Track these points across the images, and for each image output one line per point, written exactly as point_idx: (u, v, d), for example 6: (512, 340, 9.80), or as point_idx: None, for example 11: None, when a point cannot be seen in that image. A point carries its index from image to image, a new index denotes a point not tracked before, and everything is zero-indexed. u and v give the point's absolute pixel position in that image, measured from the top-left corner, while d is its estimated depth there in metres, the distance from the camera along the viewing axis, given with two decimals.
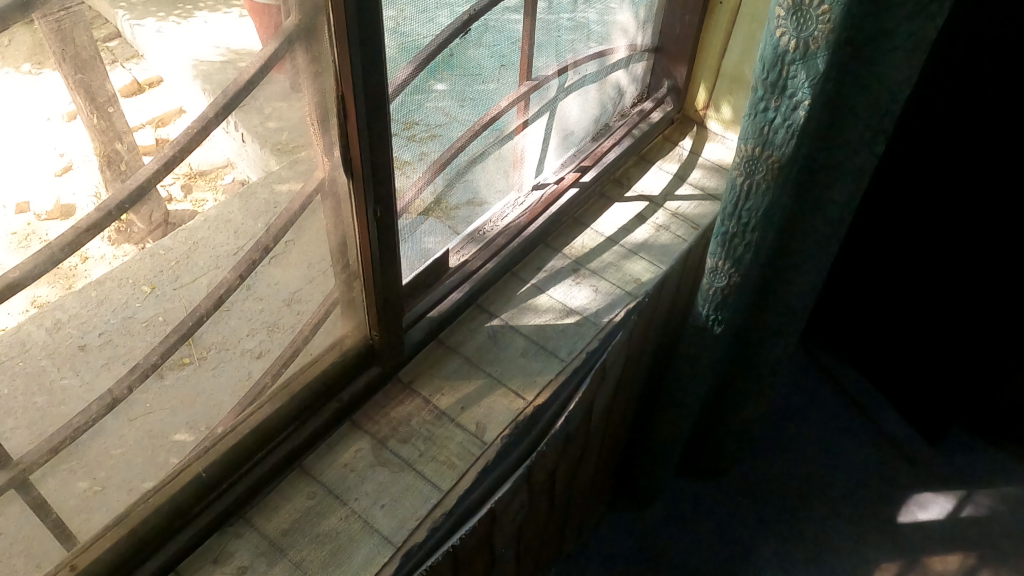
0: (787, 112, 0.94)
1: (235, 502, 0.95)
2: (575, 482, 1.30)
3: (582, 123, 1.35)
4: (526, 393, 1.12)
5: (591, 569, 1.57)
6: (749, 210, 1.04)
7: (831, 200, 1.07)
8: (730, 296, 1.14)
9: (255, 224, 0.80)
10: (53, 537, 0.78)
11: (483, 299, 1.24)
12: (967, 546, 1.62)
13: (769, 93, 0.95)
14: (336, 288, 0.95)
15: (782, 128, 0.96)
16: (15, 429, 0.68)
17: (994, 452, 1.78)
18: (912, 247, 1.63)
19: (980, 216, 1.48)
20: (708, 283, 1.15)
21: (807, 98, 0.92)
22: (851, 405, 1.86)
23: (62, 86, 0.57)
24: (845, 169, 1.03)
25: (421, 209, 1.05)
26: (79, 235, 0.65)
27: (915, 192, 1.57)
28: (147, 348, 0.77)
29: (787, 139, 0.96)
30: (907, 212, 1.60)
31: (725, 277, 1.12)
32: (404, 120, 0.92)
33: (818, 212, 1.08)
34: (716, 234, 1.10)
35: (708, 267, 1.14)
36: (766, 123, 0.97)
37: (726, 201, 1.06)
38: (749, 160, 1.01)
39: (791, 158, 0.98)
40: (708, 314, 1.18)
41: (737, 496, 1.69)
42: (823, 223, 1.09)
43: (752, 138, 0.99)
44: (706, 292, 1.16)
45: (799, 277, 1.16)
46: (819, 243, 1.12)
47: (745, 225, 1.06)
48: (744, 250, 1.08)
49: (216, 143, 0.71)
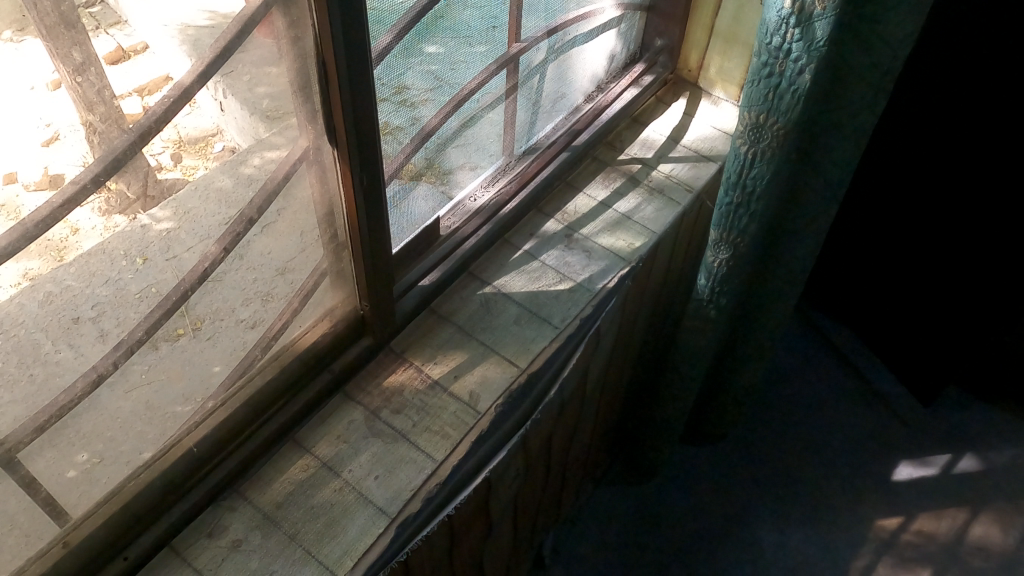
0: (792, 77, 0.92)
1: (229, 475, 0.95)
2: (571, 449, 1.31)
3: (574, 85, 1.33)
4: (519, 360, 1.12)
5: (589, 532, 1.58)
6: (754, 179, 1.02)
7: (832, 165, 1.05)
8: (734, 266, 1.13)
9: (246, 192, 0.79)
10: (46, 514, 0.78)
11: (475, 266, 1.23)
12: (961, 501, 1.63)
13: (774, 58, 0.93)
14: (325, 259, 0.94)
15: (788, 93, 0.94)
16: (10, 403, 0.68)
17: (988, 409, 1.78)
18: (910, 210, 1.62)
19: (978, 177, 1.47)
20: (712, 256, 1.14)
21: (813, 62, 0.90)
22: (847, 366, 1.86)
23: (45, 55, 0.56)
24: (844, 132, 1.01)
25: (411, 176, 1.03)
26: (54, 211, 0.63)
27: (913, 153, 1.55)
28: (138, 320, 0.76)
29: (792, 104, 0.94)
30: (905, 173, 1.59)
31: (730, 248, 1.11)
32: (394, 85, 0.89)
33: (819, 176, 1.07)
34: (719, 205, 1.08)
35: (712, 240, 1.13)
36: (770, 89, 0.94)
37: (729, 170, 1.05)
38: (754, 128, 0.99)
39: (796, 124, 0.96)
40: (712, 288, 1.17)
41: (733, 458, 1.70)
42: (825, 187, 1.08)
43: (756, 106, 0.97)
44: (711, 266, 1.15)
45: (798, 244, 1.15)
46: (820, 207, 1.10)
47: (750, 195, 1.04)
48: (748, 220, 1.07)
49: (202, 108, 0.70)
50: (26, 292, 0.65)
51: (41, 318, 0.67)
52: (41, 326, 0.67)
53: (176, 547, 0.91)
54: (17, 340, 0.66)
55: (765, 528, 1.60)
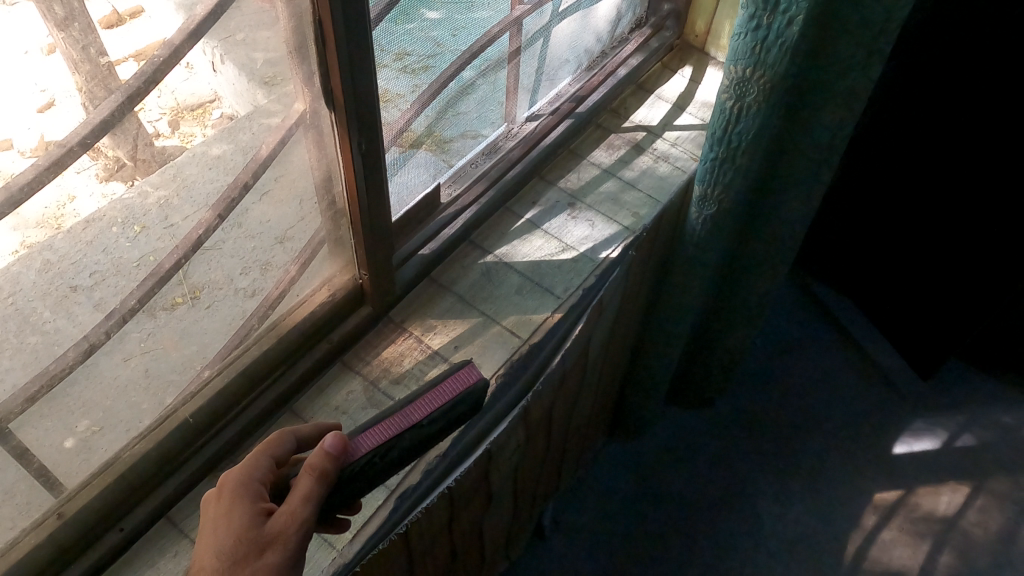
0: (780, 29, 0.88)
1: (226, 446, 0.94)
2: (572, 420, 1.30)
3: (579, 51, 1.30)
4: (520, 331, 1.10)
5: (588, 501, 1.58)
6: (739, 133, 0.98)
7: (821, 126, 1.00)
8: (720, 222, 1.10)
9: (243, 159, 0.78)
10: (40, 485, 0.77)
11: (476, 235, 1.22)
12: (961, 476, 1.63)
13: (761, 10, 0.88)
14: (323, 226, 0.92)
15: (775, 46, 0.89)
16: (10, 369, 0.67)
17: (989, 382, 1.77)
18: (910, 176, 1.58)
19: (988, 148, 1.42)
20: (696, 211, 1.11)
21: (801, 12, 0.85)
22: (850, 337, 1.85)
23: (37, 18, 0.56)
24: (833, 92, 0.96)
25: (411, 141, 1.00)
26: (41, 174, 0.61)
27: (911, 120, 1.51)
28: (130, 289, 0.74)
29: (780, 57, 0.90)
30: (903, 139, 1.55)
31: (714, 206, 1.07)
32: (394, 50, 0.87)
33: (807, 135, 1.02)
34: (703, 160, 1.04)
35: (696, 195, 1.09)
36: (757, 43, 0.90)
37: (714, 125, 1.00)
38: (739, 82, 0.94)
39: (783, 78, 0.92)
40: (697, 245, 1.14)
41: (734, 429, 1.69)
42: (812, 150, 1.03)
43: (743, 59, 0.92)
44: (695, 222, 1.12)
45: (787, 207, 1.12)
46: (809, 169, 1.06)
47: (734, 150, 1.00)
48: (733, 174, 1.03)
49: (199, 74, 0.69)
50: (25, 259, 0.63)
51: (38, 286, 0.66)
52: (41, 294, 0.66)
53: (173, 518, 0.91)
54: (16, 307, 0.65)
55: (765, 500, 1.59)
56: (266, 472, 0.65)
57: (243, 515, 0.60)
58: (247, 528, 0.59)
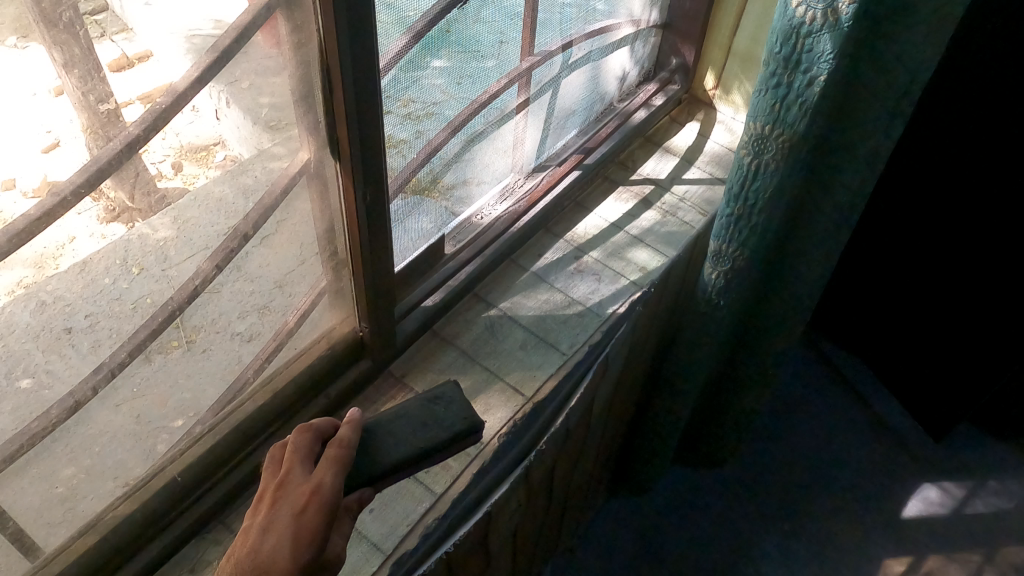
0: (801, 88, 0.86)
1: (214, 506, 0.91)
2: (573, 479, 1.26)
3: (587, 103, 1.28)
4: (524, 388, 1.08)
5: (588, 563, 1.53)
6: (757, 191, 0.96)
7: (844, 187, 0.98)
8: (733, 280, 1.07)
9: (246, 203, 0.75)
10: (16, 547, 0.73)
11: (480, 287, 1.20)
12: (972, 542, 1.58)
13: (782, 67, 0.87)
14: (324, 276, 0.89)
15: (796, 105, 0.88)
16: None
17: (999, 445, 1.74)
18: (935, 248, 1.55)
19: (1005, 217, 1.40)
20: (710, 267, 1.08)
21: (823, 72, 0.84)
22: (856, 397, 1.81)
23: (47, 61, 0.54)
24: (853, 153, 0.95)
25: (416, 189, 0.98)
26: (31, 223, 0.59)
27: (930, 190, 1.48)
28: (123, 337, 0.71)
29: (800, 117, 0.88)
30: (928, 211, 1.51)
31: (730, 261, 1.05)
32: (400, 97, 0.85)
33: (827, 197, 1.00)
34: (719, 215, 1.03)
35: (711, 250, 1.07)
36: (777, 100, 0.89)
37: (731, 181, 0.99)
38: (758, 139, 0.93)
39: (803, 137, 0.90)
40: (709, 298, 1.11)
41: (737, 489, 1.65)
42: (834, 210, 1.01)
43: (762, 116, 0.91)
44: (709, 276, 1.09)
45: (806, 269, 1.09)
46: (830, 230, 1.04)
47: (752, 207, 0.98)
48: (750, 234, 1.01)
49: (204, 116, 0.66)
50: (20, 301, 0.61)
51: (33, 326, 0.63)
52: (33, 336, 0.64)
53: None
54: (8, 349, 0.62)
55: (770, 563, 1.55)
56: (336, 469, 0.64)
57: (317, 519, 0.59)
58: (310, 530, 0.59)
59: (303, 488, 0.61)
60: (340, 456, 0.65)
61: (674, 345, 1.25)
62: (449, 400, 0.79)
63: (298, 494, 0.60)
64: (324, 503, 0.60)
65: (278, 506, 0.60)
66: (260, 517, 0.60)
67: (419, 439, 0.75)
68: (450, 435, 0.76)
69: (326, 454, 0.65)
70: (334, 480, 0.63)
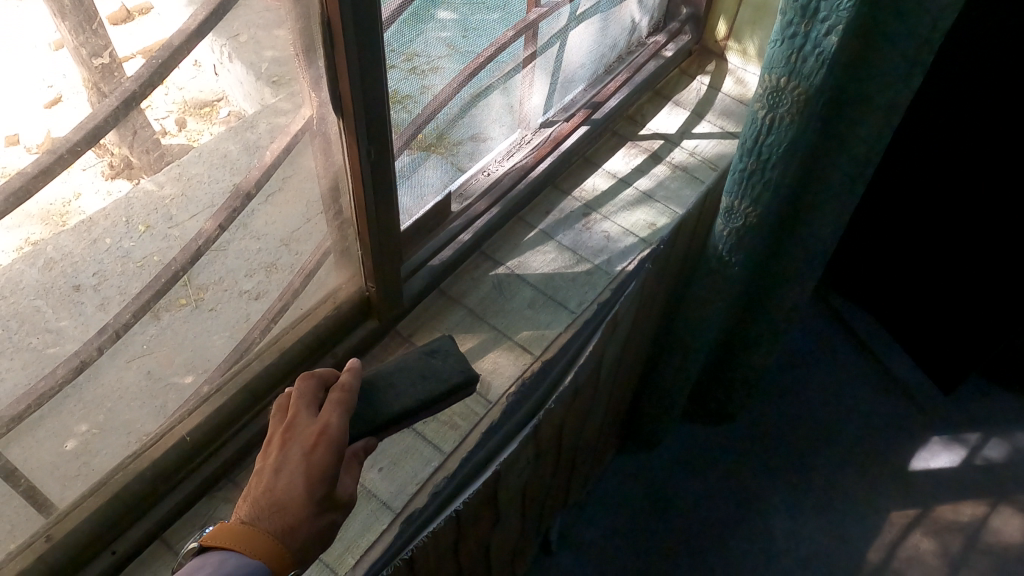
0: (817, 38, 0.84)
1: (223, 465, 0.92)
2: (582, 436, 1.26)
3: (596, 56, 1.26)
4: (532, 347, 1.08)
5: (596, 518, 1.54)
6: (771, 145, 0.95)
7: (860, 140, 0.96)
8: (745, 237, 1.06)
9: (250, 161, 0.74)
10: (28, 505, 0.74)
11: (488, 245, 1.19)
12: (980, 494, 1.59)
13: (799, 17, 0.85)
14: (329, 235, 0.88)
15: (812, 55, 0.85)
16: (9, 369, 0.64)
17: (1010, 398, 1.73)
18: (951, 202, 1.52)
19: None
20: (722, 224, 1.07)
21: (841, 22, 0.81)
22: (866, 352, 1.80)
23: (46, 14, 0.52)
24: (870, 105, 0.92)
25: (422, 145, 0.96)
26: (28, 181, 0.57)
27: (948, 143, 1.45)
28: (129, 296, 0.71)
29: (816, 68, 0.86)
30: (945, 165, 1.48)
31: (742, 219, 1.04)
32: (404, 51, 0.83)
33: (843, 151, 0.98)
34: (733, 171, 1.01)
35: (723, 207, 1.06)
36: (793, 51, 0.87)
37: (745, 135, 0.97)
38: (774, 92, 0.91)
39: (819, 90, 0.88)
40: (721, 255, 1.10)
41: (746, 444, 1.65)
42: (849, 164, 0.99)
43: (778, 67, 0.89)
44: (721, 234, 1.08)
45: (819, 226, 1.07)
46: (845, 185, 1.02)
47: (766, 162, 0.96)
48: (763, 190, 0.99)
49: (206, 71, 0.66)
50: (27, 258, 0.60)
51: (42, 283, 0.63)
52: (43, 292, 0.63)
53: (167, 540, 0.89)
54: (15, 306, 0.62)
55: (778, 516, 1.56)
56: (343, 410, 0.65)
57: (326, 458, 0.61)
58: (320, 469, 0.60)
59: (310, 429, 0.63)
60: (345, 399, 0.66)
61: (684, 302, 1.24)
62: (446, 353, 0.80)
63: (307, 436, 0.62)
64: (333, 443, 0.62)
65: (288, 447, 0.62)
66: (271, 459, 0.62)
67: (420, 391, 0.75)
68: (449, 383, 0.76)
69: (330, 397, 0.66)
70: (341, 420, 0.64)
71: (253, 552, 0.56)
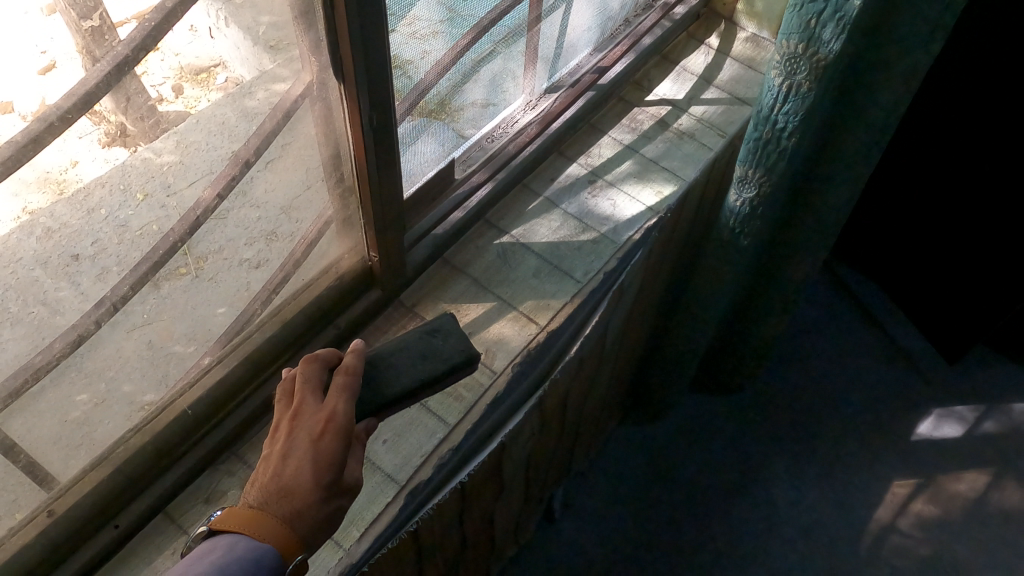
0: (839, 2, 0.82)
1: (225, 438, 0.91)
2: (586, 407, 1.25)
3: (602, 19, 1.22)
4: (537, 317, 1.07)
5: (598, 487, 1.54)
6: (788, 114, 0.92)
7: (877, 107, 0.94)
8: (760, 207, 1.03)
9: (248, 127, 0.72)
10: (30, 480, 0.73)
11: (491, 214, 1.17)
12: (982, 463, 1.59)
13: None
14: (330, 204, 0.87)
15: (832, 20, 0.83)
16: (12, 339, 0.63)
17: (1015, 368, 1.72)
18: (965, 174, 1.49)
19: None
20: (735, 194, 1.04)
21: None
22: (872, 321, 1.79)
23: None
24: (886, 71, 0.90)
25: (424, 111, 0.94)
26: (20, 150, 0.55)
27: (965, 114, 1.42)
28: (128, 266, 0.69)
29: (836, 34, 0.84)
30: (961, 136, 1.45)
31: (755, 188, 1.01)
32: (404, 15, 0.79)
33: (859, 118, 0.96)
34: (747, 139, 0.99)
35: (736, 176, 1.03)
36: (813, 16, 0.84)
37: (761, 103, 0.95)
38: (791, 58, 0.88)
39: (839, 56, 0.86)
40: (733, 226, 1.08)
41: (750, 413, 1.65)
42: (866, 131, 0.97)
43: (796, 33, 0.86)
44: (734, 205, 1.06)
45: (833, 194, 1.05)
46: (861, 152, 1.00)
47: (781, 131, 0.94)
48: (778, 158, 0.97)
49: (203, 37, 0.63)
50: (26, 227, 0.59)
51: (41, 253, 0.61)
52: (41, 262, 0.62)
53: (171, 513, 0.88)
54: (13, 277, 0.61)
55: (780, 486, 1.56)
56: (349, 395, 0.64)
57: (333, 446, 0.60)
58: (329, 457, 0.59)
59: (317, 415, 0.62)
60: (349, 383, 0.65)
61: (691, 271, 1.23)
62: (448, 331, 0.78)
63: (315, 423, 0.61)
64: (340, 430, 0.61)
65: (295, 433, 0.61)
66: (278, 445, 0.61)
67: (419, 371, 0.74)
68: (450, 363, 0.75)
69: (336, 380, 0.65)
70: (348, 405, 0.63)
71: (262, 535, 0.56)
